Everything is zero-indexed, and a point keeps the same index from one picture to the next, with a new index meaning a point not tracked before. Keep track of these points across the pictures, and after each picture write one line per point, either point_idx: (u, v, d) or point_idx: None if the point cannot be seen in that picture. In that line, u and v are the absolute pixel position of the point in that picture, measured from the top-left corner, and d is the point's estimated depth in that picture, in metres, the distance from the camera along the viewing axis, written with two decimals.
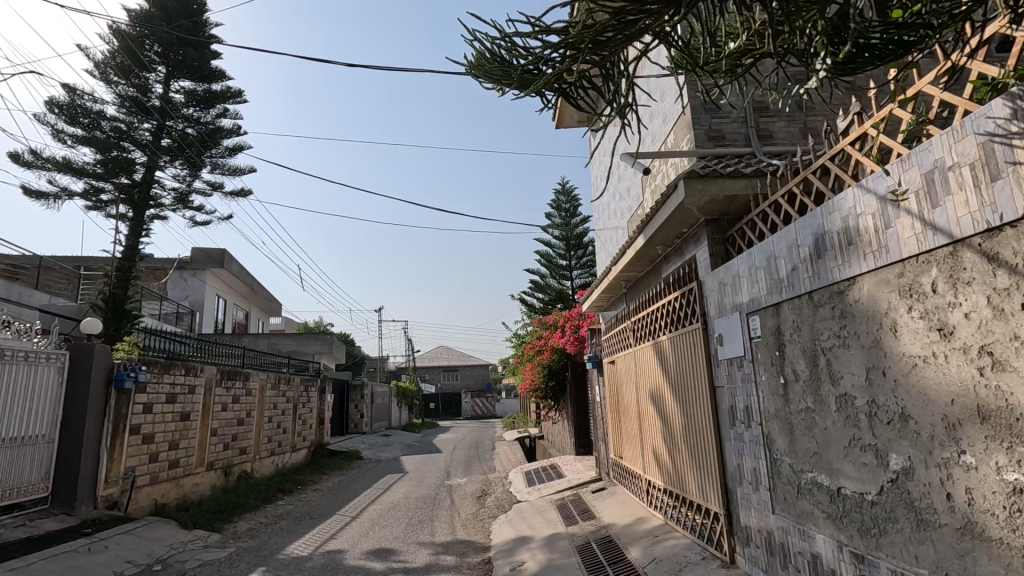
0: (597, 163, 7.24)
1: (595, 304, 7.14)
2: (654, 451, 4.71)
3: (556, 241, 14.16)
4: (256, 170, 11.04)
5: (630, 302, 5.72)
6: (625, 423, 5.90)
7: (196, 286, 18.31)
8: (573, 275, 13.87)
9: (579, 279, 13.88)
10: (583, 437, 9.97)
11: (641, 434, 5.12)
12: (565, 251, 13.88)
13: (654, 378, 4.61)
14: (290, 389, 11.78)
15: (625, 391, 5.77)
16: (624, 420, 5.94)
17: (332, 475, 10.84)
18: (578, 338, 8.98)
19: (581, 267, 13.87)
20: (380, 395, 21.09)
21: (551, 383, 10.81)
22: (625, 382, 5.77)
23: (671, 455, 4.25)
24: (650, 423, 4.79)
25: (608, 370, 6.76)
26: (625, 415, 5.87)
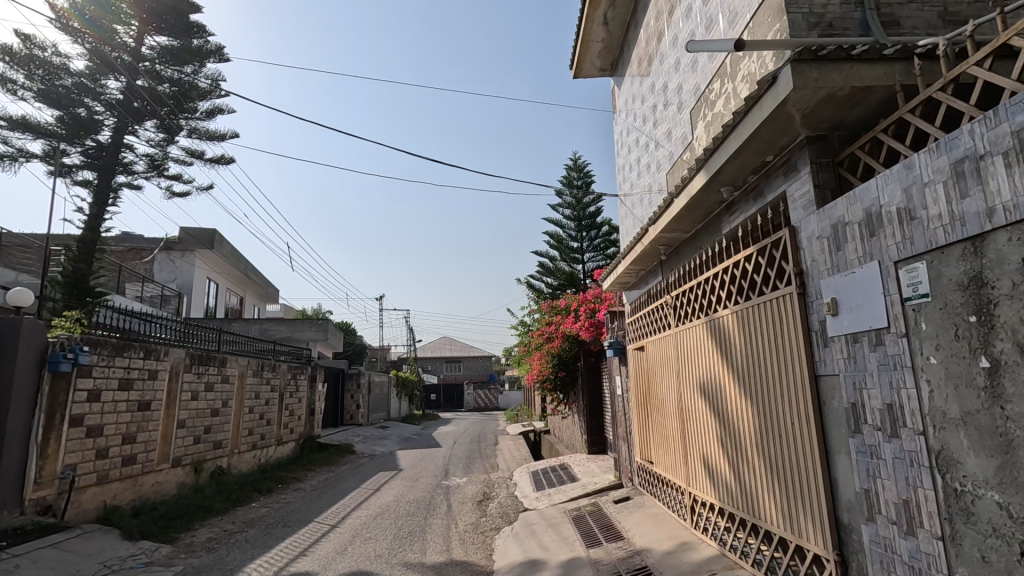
0: (622, 116, 6.16)
1: (617, 282, 6.10)
2: (702, 460, 3.69)
3: (566, 221, 13.10)
4: (238, 136, 10.06)
5: (667, 274, 4.68)
6: (657, 421, 4.86)
7: (185, 268, 17.36)
8: (585, 258, 12.83)
9: (592, 262, 12.83)
10: (596, 435, 8.96)
11: (683, 437, 4.10)
12: (577, 231, 12.84)
13: (708, 367, 3.58)
14: (276, 377, 10.80)
15: (659, 383, 4.74)
16: (656, 418, 4.90)
17: (320, 471, 9.89)
18: (594, 325, 7.90)
19: (594, 250, 12.82)
20: (377, 385, 20.14)
21: (561, 374, 9.80)
22: (659, 372, 4.74)
23: (733, 467, 3.23)
24: (698, 424, 3.77)
25: (634, 357, 5.71)
26: (658, 412, 4.84)
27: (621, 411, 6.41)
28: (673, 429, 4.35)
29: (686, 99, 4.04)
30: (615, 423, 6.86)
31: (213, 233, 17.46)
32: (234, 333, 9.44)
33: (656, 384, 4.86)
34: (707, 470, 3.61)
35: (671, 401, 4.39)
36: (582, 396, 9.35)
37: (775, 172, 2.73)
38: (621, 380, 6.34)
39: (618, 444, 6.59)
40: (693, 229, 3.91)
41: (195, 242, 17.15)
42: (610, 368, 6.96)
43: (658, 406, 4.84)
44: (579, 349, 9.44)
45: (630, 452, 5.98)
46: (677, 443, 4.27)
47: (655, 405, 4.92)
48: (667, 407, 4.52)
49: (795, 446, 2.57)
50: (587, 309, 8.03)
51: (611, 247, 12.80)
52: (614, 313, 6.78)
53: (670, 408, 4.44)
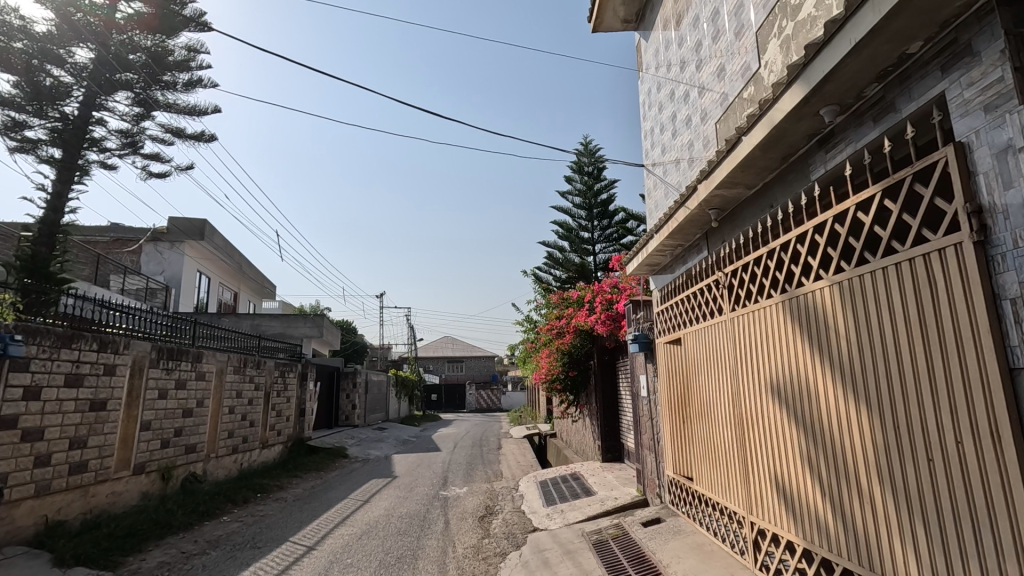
0: (650, 71, 5.29)
1: (643, 266, 5.23)
2: (772, 482, 2.84)
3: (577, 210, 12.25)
4: (221, 111, 9.24)
5: (713, 248, 3.81)
6: (699, 430, 4.00)
7: (174, 260, 16.56)
8: (596, 249, 11.94)
9: (604, 253, 11.96)
10: (612, 440, 8.11)
11: (739, 450, 3.25)
12: (588, 220, 11.99)
13: (783, 359, 2.73)
14: (261, 374, 9.95)
15: (705, 381, 3.88)
16: (698, 424, 4.05)
17: (307, 478, 9.05)
18: (613, 317, 7.00)
19: (607, 240, 11.97)
20: (375, 384, 19.28)
21: (572, 373, 8.96)
22: (705, 369, 3.87)
23: (826, 495, 2.38)
24: (764, 435, 2.91)
25: (666, 352, 4.82)
26: (700, 417, 3.99)
27: (646, 415, 5.52)
28: (724, 441, 3.50)
29: (750, 19, 3.19)
30: (637, 430, 5.98)
31: (203, 224, 16.66)
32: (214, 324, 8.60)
33: (699, 384, 4.00)
34: (780, 496, 2.75)
35: (722, 404, 3.54)
36: (595, 398, 8.47)
37: (922, 68, 1.85)
38: (647, 379, 5.44)
39: (641, 454, 5.71)
40: (760, 182, 3.01)
41: (185, 232, 16.38)
42: (631, 367, 6.08)
43: (701, 410, 3.98)
44: (592, 345, 8.55)
45: (660, 463, 5.10)
46: (729, 458, 3.42)
47: (698, 408, 4.06)
48: (715, 412, 3.67)
49: (958, 474, 1.72)
50: (604, 300, 7.13)
51: (624, 238, 11.91)
52: (637, 303, 5.89)
53: (720, 412, 3.59)
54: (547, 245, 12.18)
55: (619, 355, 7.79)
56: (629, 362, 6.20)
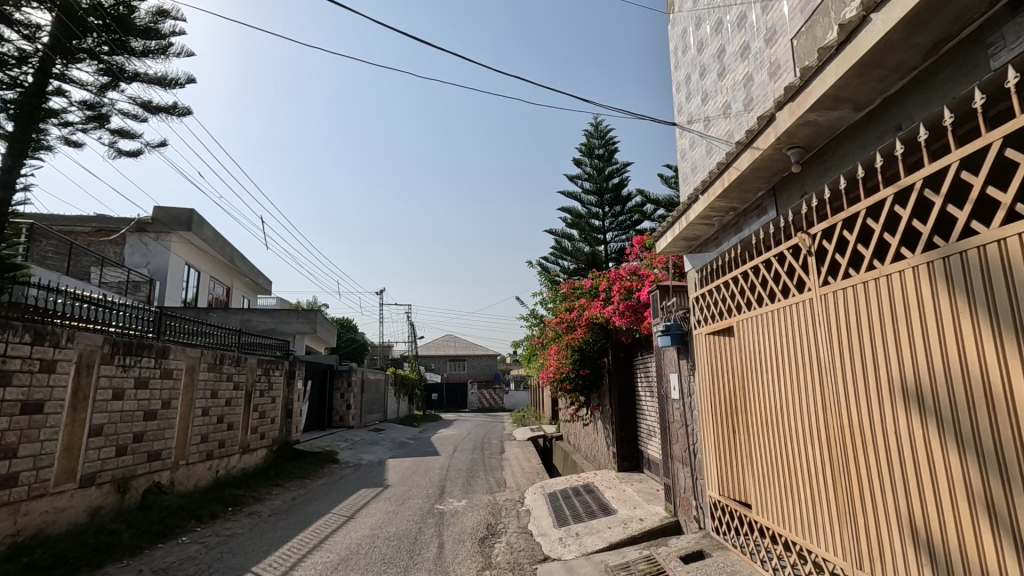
0: (686, 9, 4.40)
1: (674, 245, 4.34)
2: (893, 512, 2.06)
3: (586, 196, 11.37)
4: (196, 81, 8.37)
5: (782, 210, 2.93)
6: (762, 441, 3.22)
7: (159, 251, 15.69)
8: (607, 238, 11.03)
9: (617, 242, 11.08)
10: (629, 448, 7.26)
11: (828, 468, 2.48)
12: (598, 207, 11.11)
13: (920, 343, 1.97)
14: (243, 371, 9.09)
15: (769, 381, 3.10)
16: (757, 435, 3.27)
17: (290, 487, 8.17)
18: (635, 307, 6.10)
19: (619, 227, 11.08)
20: (372, 383, 18.38)
21: (584, 373, 8.05)
22: (768, 366, 3.10)
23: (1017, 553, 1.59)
24: (878, 447, 2.15)
25: (705, 348, 4.02)
26: (762, 425, 3.21)
27: (678, 422, 4.64)
28: (801, 456, 2.72)
29: None
30: (665, 438, 5.10)
31: (191, 213, 15.82)
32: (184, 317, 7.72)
33: (761, 385, 3.21)
34: (913, 544, 1.96)
35: (797, 408, 2.76)
36: (610, 399, 7.59)
37: None
38: (680, 377, 4.56)
39: (671, 468, 4.82)
40: (875, 102, 2.14)
41: (172, 223, 15.55)
42: (658, 364, 5.20)
43: (762, 416, 3.20)
44: (607, 340, 7.66)
45: (698, 481, 4.26)
46: (810, 477, 2.65)
47: (757, 415, 3.28)
48: (786, 418, 2.89)
49: None
50: (624, 287, 6.22)
51: (638, 226, 11.00)
52: (666, 288, 5.01)
53: (792, 419, 2.82)
54: (554, 234, 11.26)
55: (639, 350, 6.90)
56: (655, 358, 5.32)
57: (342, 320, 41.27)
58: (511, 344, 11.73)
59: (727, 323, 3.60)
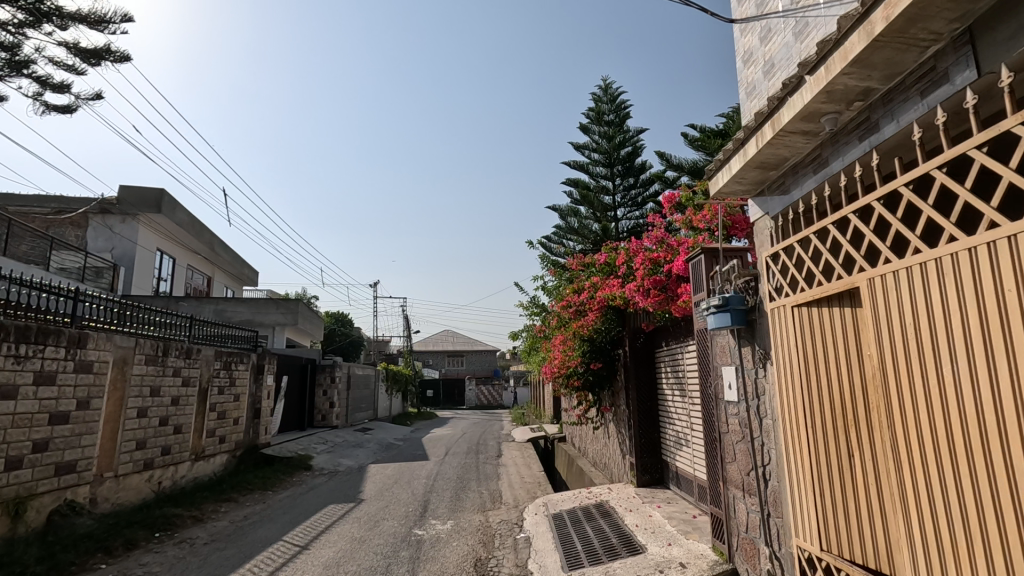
0: None
1: (737, 182, 2.96)
2: None
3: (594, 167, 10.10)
4: (134, 18, 7.07)
5: (1000, 63, 1.59)
6: (894, 468, 2.13)
7: (126, 235, 14.37)
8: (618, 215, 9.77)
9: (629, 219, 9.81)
10: (650, 458, 6.05)
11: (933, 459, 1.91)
12: (608, 179, 9.82)
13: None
14: (195, 365, 7.77)
15: (903, 371, 2.04)
16: (887, 456, 2.18)
17: (245, 502, 6.87)
18: (665, 282, 4.83)
19: (631, 201, 9.77)
20: (360, 379, 17.01)
21: (595, 368, 6.70)
22: (903, 347, 2.04)
23: None
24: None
25: (778, 334, 2.84)
26: (894, 443, 2.13)
27: (738, 436, 3.33)
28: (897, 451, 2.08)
29: None
30: (713, 457, 3.81)
31: (161, 194, 14.53)
32: (115, 299, 6.41)
33: (893, 383, 2.09)
34: None
35: (904, 394, 2.04)
36: (628, 397, 6.37)
37: None
38: (741, 373, 3.27)
39: (725, 499, 3.52)
40: None
41: (139, 204, 14.23)
42: (702, 360, 3.92)
43: (893, 430, 2.12)
44: (623, 328, 6.40)
45: (770, 521, 3.00)
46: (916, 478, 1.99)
47: (885, 429, 2.19)
48: (883, 411, 2.16)
49: None
50: (649, 258, 4.95)
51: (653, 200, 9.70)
52: (717, 254, 3.72)
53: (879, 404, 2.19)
54: (557, 210, 10.00)
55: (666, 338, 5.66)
56: (697, 350, 4.04)
57: (335, 314, 39.87)
58: (509, 334, 10.44)
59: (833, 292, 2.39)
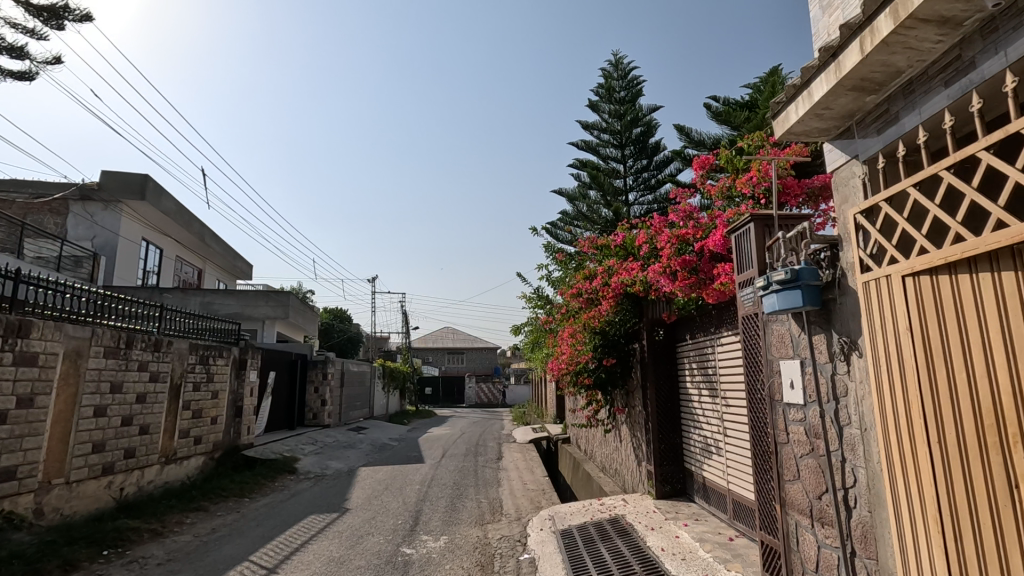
0: None
1: (818, 117, 2.25)
2: None
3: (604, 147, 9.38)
4: None
5: None
6: None
7: (109, 222, 13.70)
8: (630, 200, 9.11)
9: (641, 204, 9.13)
10: (671, 466, 5.35)
11: None
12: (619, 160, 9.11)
13: None
14: (166, 359, 7.07)
15: None
16: None
17: (216, 511, 6.16)
18: (696, 263, 4.13)
19: (643, 186, 9.08)
20: (354, 376, 16.30)
21: (609, 363, 5.99)
22: None
23: None
24: None
25: (874, 316, 2.11)
26: None
27: (804, 449, 2.62)
28: None
29: None
30: (765, 473, 3.10)
31: (145, 180, 13.84)
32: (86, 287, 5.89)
33: None
34: None
35: None
36: (645, 398, 5.67)
37: None
38: (810, 366, 2.56)
39: (784, 527, 2.81)
40: None
41: (122, 190, 13.55)
42: (750, 355, 3.23)
43: None
44: (640, 320, 5.69)
45: (854, 563, 2.28)
46: None
47: None
48: None
49: None
50: (676, 236, 4.25)
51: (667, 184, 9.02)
52: (773, 220, 3.01)
53: None
54: (563, 194, 9.30)
55: (694, 331, 4.96)
56: (743, 343, 3.35)
57: (333, 309, 39.21)
58: (511, 329, 9.71)
59: (973, 252, 1.68)
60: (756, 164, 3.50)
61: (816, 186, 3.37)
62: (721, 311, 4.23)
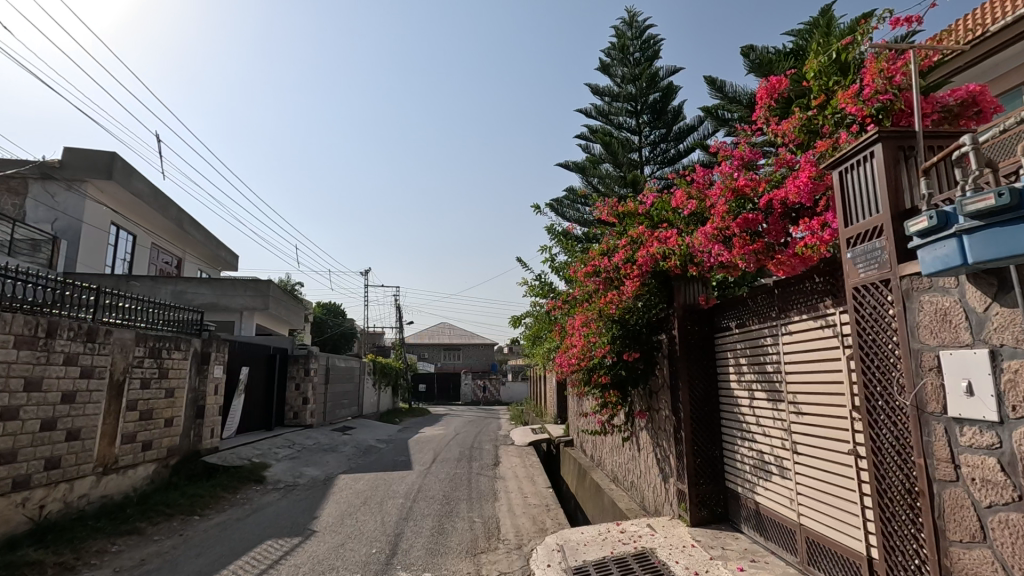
0: None
1: None
2: None
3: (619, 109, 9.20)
4: None
5: None
6: None
7: (71, 204, 12.62)
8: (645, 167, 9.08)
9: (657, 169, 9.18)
10: (710, 485, 4.32)
11: None
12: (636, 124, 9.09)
13: None
14: (103, 352, 6.00)
15: None
16: None
17: (153, 535, 5.10)
18: (763, 223, 3.12)
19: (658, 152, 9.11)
20: (341, 373, 15.26)
21: (633, 358, 4.96)
22: None
23: None
24: None
25: None
26: None
27: (1004, 498, 1.60)
28: None
29: None
30: (897, 525, 2.06)
31: (113, 158, 12.75)
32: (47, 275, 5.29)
33: None
34: None
35: None
36: (675, 402, 4.63)
37: None
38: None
39: None
40: None
41: (86, 169, 12.46)
42: (862, 349, 2.20)
43: None
44: (670, 306, 4.66)
45: None
46: None
47: None
48: None
49: None
50: (733, 188, 3.22)
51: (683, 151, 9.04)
52: (922, 139, 1.95)
53: None
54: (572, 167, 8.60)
55: (744, 319, 3.93)
56: (851, 331, 2.31)
57: (326, 304, 38.16)
58: (509, 320, 8.64)
59: None
60: (868, 71, 2.45)
61: (956, 103, 2.39)
62: (796, 291, 3.20)
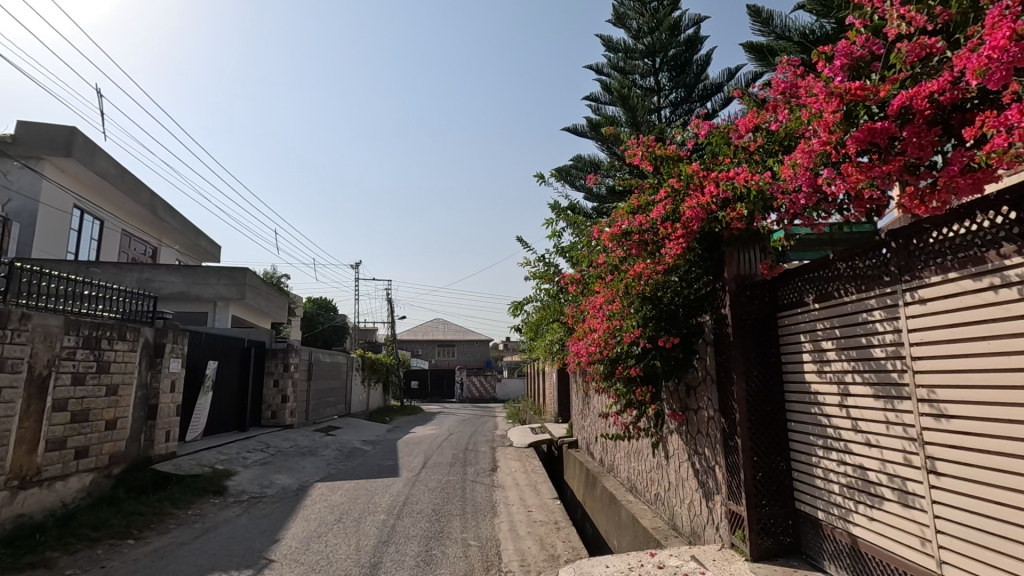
0: None
1: None
2: None
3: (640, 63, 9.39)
4: None
5: None
6: None
7: (27, 184, 11.53)
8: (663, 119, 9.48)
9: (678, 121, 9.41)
10: (775, 507, 3.34)
11: None
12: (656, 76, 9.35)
13: None
14: (20, 340, 4.97)
15: None
16: None
17: (64, 569, 4.05)
18: (897, 135, 2.10)
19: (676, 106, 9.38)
20: (326, 369, 14.22)
21: (672, 346, 3.91)
22: None
23: None
24: None
25: None
26: None
27: None
28: None
29: None
30: None
31: (73, 134, 11.64)
32: None
33: None
34: None
35: None
36: (726, 398, 3.66)
37: None
38: None
39: None
40: None
41: (43, 145, 11.37)
42: None
43: None
44: (720, 279, 3.71)
45: None
46: None
47: None
48: None
49: None
50: (842, 91, 2.21)
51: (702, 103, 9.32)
52: None
53: None
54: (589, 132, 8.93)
55: (831, 288, 2.95)
56: None
57: (317, 299, 37.02)
58: (508, 306, 7.67)
59: None
60: None
61: None
62: (941, 237, 2.23)
